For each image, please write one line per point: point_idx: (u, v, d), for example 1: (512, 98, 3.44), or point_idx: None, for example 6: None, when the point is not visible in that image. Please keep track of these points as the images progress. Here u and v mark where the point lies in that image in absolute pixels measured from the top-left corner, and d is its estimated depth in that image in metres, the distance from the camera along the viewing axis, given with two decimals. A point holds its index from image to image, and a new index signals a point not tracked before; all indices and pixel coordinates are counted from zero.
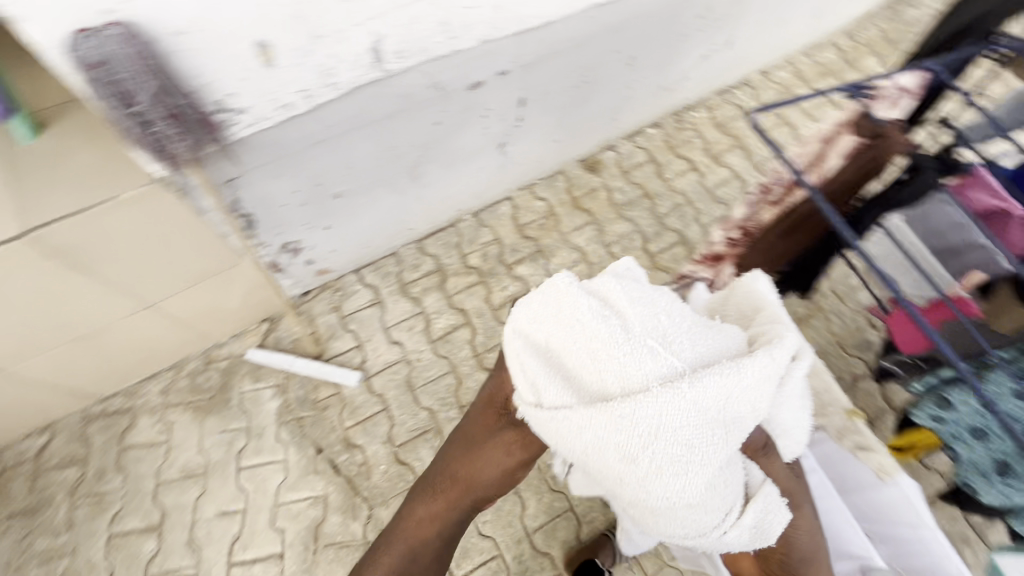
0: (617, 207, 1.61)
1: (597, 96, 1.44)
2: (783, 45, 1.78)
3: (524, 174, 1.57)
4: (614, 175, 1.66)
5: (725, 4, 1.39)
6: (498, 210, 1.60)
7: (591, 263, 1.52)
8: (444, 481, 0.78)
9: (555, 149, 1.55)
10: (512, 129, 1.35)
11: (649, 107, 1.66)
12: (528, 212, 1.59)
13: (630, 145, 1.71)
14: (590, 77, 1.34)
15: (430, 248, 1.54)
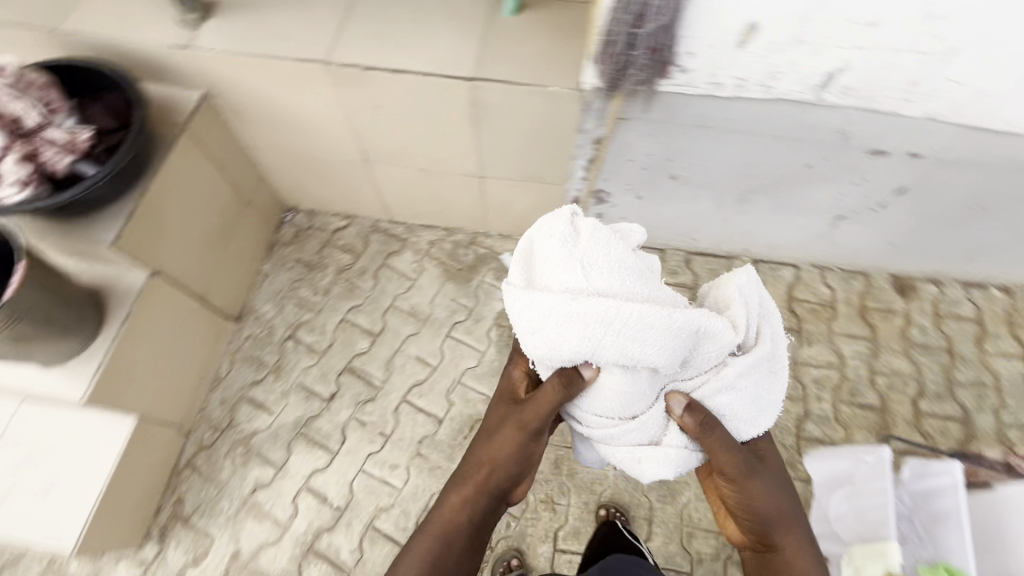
0: (906, 343, 1.41)
1: (974, 228, 1.26)
2: None
3: (836, 257, 1.46)
4: (924, 311, 1.45)
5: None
6: (779, 272, 1.52)
7: (844, 377, 1.38)
8: (460, 487, 0.94)
9: (880, 251, 1.41)
10: (863, 211, 1.26)
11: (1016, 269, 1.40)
12: (807, 291, 1.48)
13: (962, 293, 1.47)
14: (988, 207, 1.18)
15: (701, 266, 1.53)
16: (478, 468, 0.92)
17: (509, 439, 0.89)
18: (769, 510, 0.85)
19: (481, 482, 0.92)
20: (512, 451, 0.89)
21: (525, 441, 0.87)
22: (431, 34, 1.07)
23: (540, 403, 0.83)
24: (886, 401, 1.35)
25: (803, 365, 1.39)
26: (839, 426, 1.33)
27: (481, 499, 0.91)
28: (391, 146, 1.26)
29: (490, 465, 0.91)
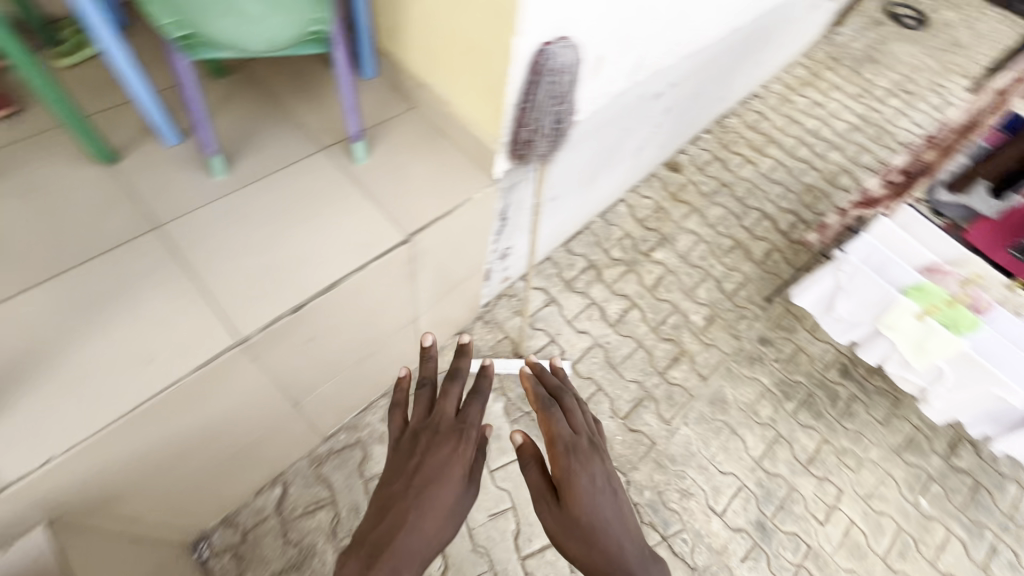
0: (675, 225, 2.37)
1: (621, 154, 2.01)
2: (708, 116, 2.65)
3: (621, 181, 2.26)
4: (644, 213, 2.38)
5: (731, 53, 2.12)
6: (586, 242, 2.26)
7: (680, 276, 2.22)
8: (395, 528, 0.88)
9: (591, 197, 2.08)
10: (575, 187, 1.84)
11: (644, 156, 2.27)
12: (603, 242, 2.27)
13: (641, 195, 2.45)
14: (627, 132, 1.87)
15: (574, 251, 2.23)
16: (399, 500, 0.92)
17: (444, 453, 0.98)
18: (598, 534, 1.03)
19: (411, 499, 0.92)
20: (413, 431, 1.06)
21: (418, 462, 0.98)
22: (275, 233, 1.12)
23: (443, 438, 1.01)
24: (686, 264, 2.26)
25: (656, 285, 2.18)
26: (707, 305, 2.17)
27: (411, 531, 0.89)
28: (296, 376, 1.21)
29: (421, 488, 0.94)
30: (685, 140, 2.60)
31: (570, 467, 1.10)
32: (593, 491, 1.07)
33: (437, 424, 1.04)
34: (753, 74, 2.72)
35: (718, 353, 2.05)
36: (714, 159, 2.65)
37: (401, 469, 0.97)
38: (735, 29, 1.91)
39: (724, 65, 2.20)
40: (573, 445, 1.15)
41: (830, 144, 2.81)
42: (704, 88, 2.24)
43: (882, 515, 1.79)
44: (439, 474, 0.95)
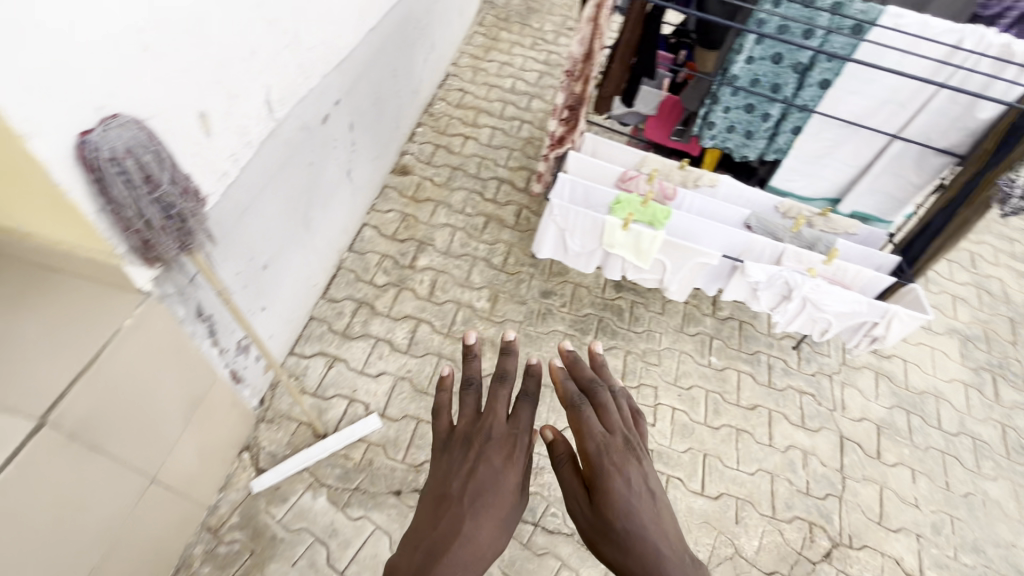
0: (427, 224, 2.36)
1: (327, 188, 1.88)
2: (412, 112, 2.66)
3: (351, 207, 2.14)
4: (393, 227, 2.32)
5: (389, 50, 2.11)
6: (345, 281, 2.12)
7: (450, 271, 2.22)
8: (445, 527, 0.94)
9: (318, 243, 1.92)
10: (284, 244, 1.66)
11: (361, 177, 2.18)
12: (364, 273, 2.15)
13: (382, 211, 2.37)
14: (316, 165, 1.74)
15: (337, 296, 2.07)
16: (454, 506, 0.98)
17: (496, 463, 1.06)
18: (626, 528, 0.99)
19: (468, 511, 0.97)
20: (470, 449, 1.11)
21: (469, 475, 1.04)
22: None
23: (492, 452, 1.08)
24: (452, 257, 2.27)
25: (432, 290, 2.15)
26: (485, 285, 2.20)
27: (460, 531, 0.94)
28: None
29: (478, 496, 0.99)
30: (401, 141, 2.58)
31: (609, 464, 1.09)
32: (631, 492, 1.04)
33: (487, 436, 1.12)
34: (435, 58, 2.79)
35: (512, 324, 2.10)
36: (437, 148, 2.68)
37: (460, 486, 1.02)
38: (372, 29, 1.88)
39: (391, 63, 2.18)
40: (605, 444, 1.13)
41: (529, 96, 3.05)
42: (385, 92, 2.21)
43: (691, 389, 2.04)
44: (494, 487, 1.02)
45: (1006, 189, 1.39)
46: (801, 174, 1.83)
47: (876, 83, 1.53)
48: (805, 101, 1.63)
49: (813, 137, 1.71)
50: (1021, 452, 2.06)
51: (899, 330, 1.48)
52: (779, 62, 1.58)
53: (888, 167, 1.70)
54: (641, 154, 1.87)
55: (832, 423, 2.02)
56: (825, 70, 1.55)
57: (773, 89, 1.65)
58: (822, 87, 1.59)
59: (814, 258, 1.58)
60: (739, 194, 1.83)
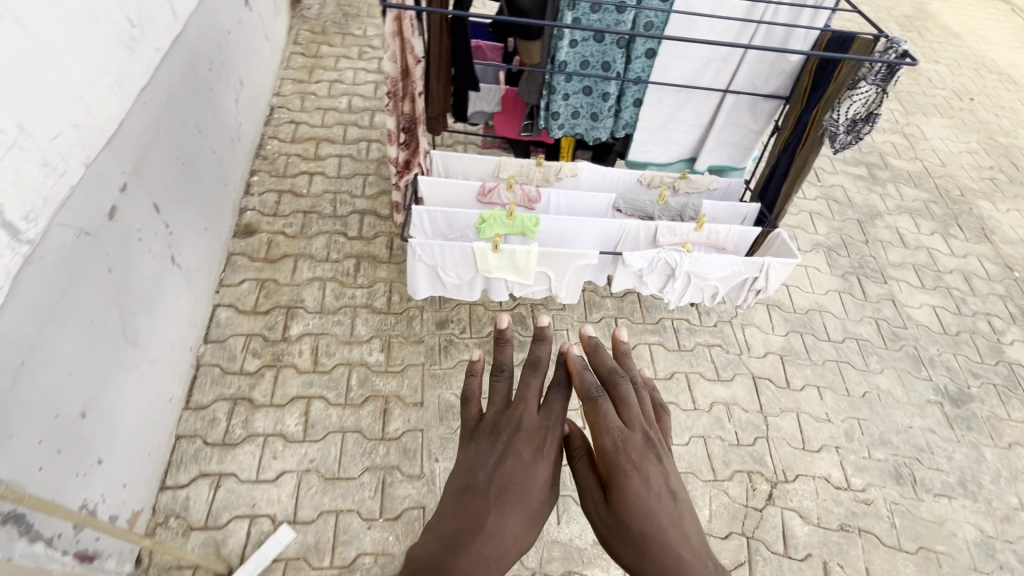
0: (291, 285, 2.09)
1: (149, 288, 1.56)
2: (240, 162, 2.33)
3: (191, 295, 1.82)
4: (253, 299, 2.02)
5: (178, 103, 1.77)
6: (210, 379, 1.81)
7: (331, 331, 1.98)
8: (458, 526, 0.72)
9: (159, 352, 1.60)
10: (104, 376, 1.34)
11: (194, 258, 1.86)
12: (230, 363, 1.85)
13: (234, 284, 2.06)
14: (119, 269, 1.42)
15: (203, 402, 1.75)
16: (474, 501, 0.76)
17: (525, 454, 0.84)
18: (642, 538, 0.74)
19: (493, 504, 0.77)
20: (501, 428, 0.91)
21: (496, 464, 0.83)
22: None
23: (529, 439, 0.87)
24: (329, 314, 2.02)
25: (315, 359, 1.91)
26: (374, 335, 2.00)
27: (476, 530, 0.72)
28: None
29: (503, 489, 0.78)
30: (235, 198, 2.24)
31: (627, 455, 0.84)
32: (649, 493, 0.79)
33: (517, 424, 0.90)
34: (249, 94, 2.45)
35: (414, 369, 1.93)
36: (281, 195, 2.38)
37: (485, 478, 0.81)
38: (143, 88, 1.55)
39: (190, 118, 1.85)
40: (624, 441, 0.85)
41: (369, 111, 2.81)
42: (193, 152, 1.88)
43: None
44: (524, 481, 0.81)
45: (833, 132, 1.35)
46: (653, 142, 1.81)
47: (696, 43, 1.52)
48: (636, 73, 1.60)
49: (653, 108, 1.69)
50: (896, 339, 2.28)
51: (777, 278, 1.52)
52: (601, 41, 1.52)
53: (727, 121, 1.73)
54: (496, 159, 1.76)
55: (742, 367, 2.09)
56: (646, 40, 1.51)
57: (604, 67, 1.59)
58: (648, 57, 1.56)
59: (687, 226, 1.58)
60: (602, 177, 1.79)
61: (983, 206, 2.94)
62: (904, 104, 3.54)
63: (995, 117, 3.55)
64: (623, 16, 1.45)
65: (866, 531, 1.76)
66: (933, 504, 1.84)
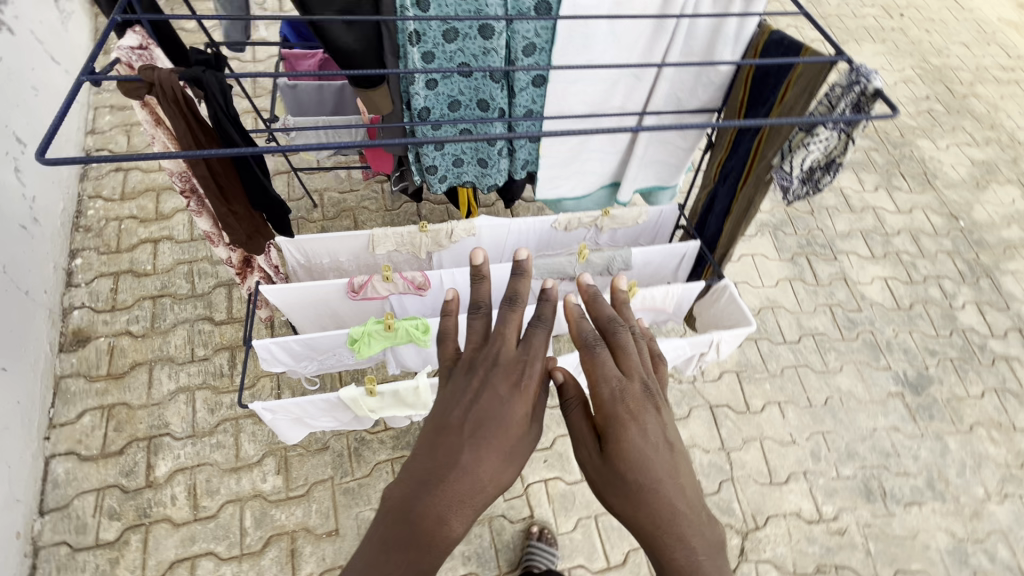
0: (149, 404, 1.66)
1: None
2: (48, 247, 1.78)
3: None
4: (99, 436, 1.59)
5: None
6: (54, 566, 1.41)
7: (209, 459, 1.60)
8: (417, 477, 0.51)
9: None
10: None
11: None
12: (80, 535, 1.46)
13: (72, 420, 1.61)
14: None
15: None
16: (437, 441, 0.54)
17: (500, 390, 0.59)
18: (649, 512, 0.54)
19: (464, 443, 0.54)
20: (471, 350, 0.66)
21: (471, 393, 0.59)
22: None
23: (507, 367, 0.61)
24: (203, 436, 1.63)
25: (192, 502, 1.53)
26: (266, 452, 1.63)
27: (437, 474, 0.51)
28: None
29: (479, 424, 0.55)
30: (49, 301, 1.72)
31: (626, 407, 0.59)
32: (652, 448, 0.56)
33: (493, 356, 0.63)
34: (42, 149, 1.86)
35: (321, 488, 1.59)
36: (119, 278, 1.87)
37: (453, 413, 0.57)
38: None
39: None
40: (620, 388, 0.61)
41: None
42: None
43: (556, 443, 1.74)
44: (503, 416, 0.57)
45: (784, 182, 0.99)
46: (564, 175, 1.44)
47: (595, 62, 1.13)
48: (526, 107, 1.19)
49: (556, 143, 1.31)
50: (852, 326, 2.10)
51: (729, 349, 1.24)
52: (469, 74, 1.10)
53: (651, 143, 1.37)
54: (368, 233, 1.36)
55: (697, 398, 1.88)
56: (530, 65, 1.10)
57: (482, 105, 1.18)
58: (539, 84, 1.15)
59: None
60: (508, 229, 1.44)
61: (924, 145, 2.74)
62: (835, 31, 3.21)
63: (926, 33, 3.30)
64: (490, 42, 1.04)
65: (842, 567, 1.64)
66: (905, 517, 1.74)
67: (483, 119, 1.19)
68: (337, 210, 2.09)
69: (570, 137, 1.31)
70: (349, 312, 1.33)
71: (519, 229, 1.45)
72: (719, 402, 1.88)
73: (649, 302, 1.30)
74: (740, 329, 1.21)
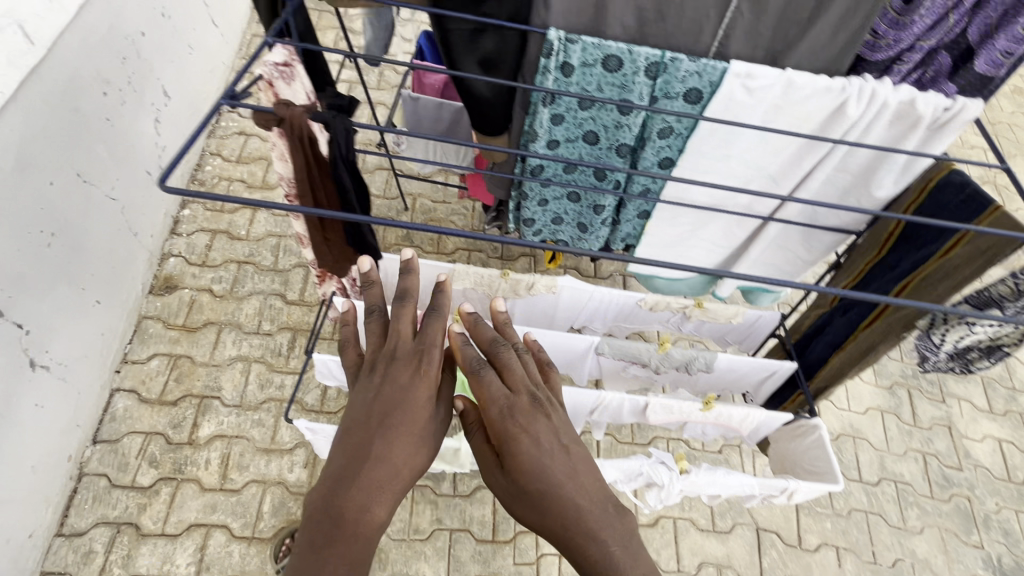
0: (210, 364, 1.74)
1: None
2: (163, 195, 1.91)
3: (70, 395, 1.48)
4: (160, 382, 1.69)
5: (39, 158, 1.34)
6: (91, 495, 1.50)
7: (247, 434, 1.64)
8: (338, 477, 0.60)
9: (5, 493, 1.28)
10: None
11: (77, 346, 1.51)
12: (120, 472, 1.54)
13: (142, 360, 1.72)
14: None
15: (80, 527, 1.46)
16: (352, 440, 0.64)
17: (402, 378, 0.68)
18: (552, 510, 0.63)
19: (376, 434, 0.64)
20: (372, 345, 0.73)
21: (374, 392, 0.68)
22: None
23: (406, 362, 0.69)
24: (248, 409, 1.68)
25: (222, 472, 1.58)
26: (300, 442, 1.65)
27: (349, 476, 0.61)
28: None
29: (387, 415, 0.65)
30: (152, 245, 1.85)
31: (506, 426, 0.65)
32: (542, 456, 0.65)
33: (392, 349, 0.71)
34: (182, 103, 2.00)
35: None
36: (215, 236, 1.98)
37: (360, 409, 0.66)
38: None
39: (68, 171, 1.44)
40: (510, 404, 0.67)
41: None
42: (73, 216, 1.47)
43: None
44: (408, 409, 0.66)
45: (927, 352, 0.88)
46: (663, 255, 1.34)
47: (733, 157, 1.03)
48: (643, 184, 1.12)
49: (664, 224, 1.22)
50: (946, 485, 1.83)
51: (804, 499, 1.09)
52: (595, 141, 1.03)
53: (769, 248, 1.24)
54: (449, 266, 1.34)
55: (745, 516, 1.70)
56: (662, 146, 1.02)
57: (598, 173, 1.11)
58: (665, 166, 1.06)
59: (689, 405, 1.16)
60: (589, 295, 1.37)
61: None
62: (1003, 141, 2.84)
63: None
64: (626, 118, 0.97)
65: None
66: None
67: (595, 185, 1.13)
68: (425, 218, 2.10)
69: (682, 221, 1.21)
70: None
71: (601, 298, 1.37)
72: (769, 527, 1.69)
73: (726, 418, 1.18)
74: (825, 484, 1.06)
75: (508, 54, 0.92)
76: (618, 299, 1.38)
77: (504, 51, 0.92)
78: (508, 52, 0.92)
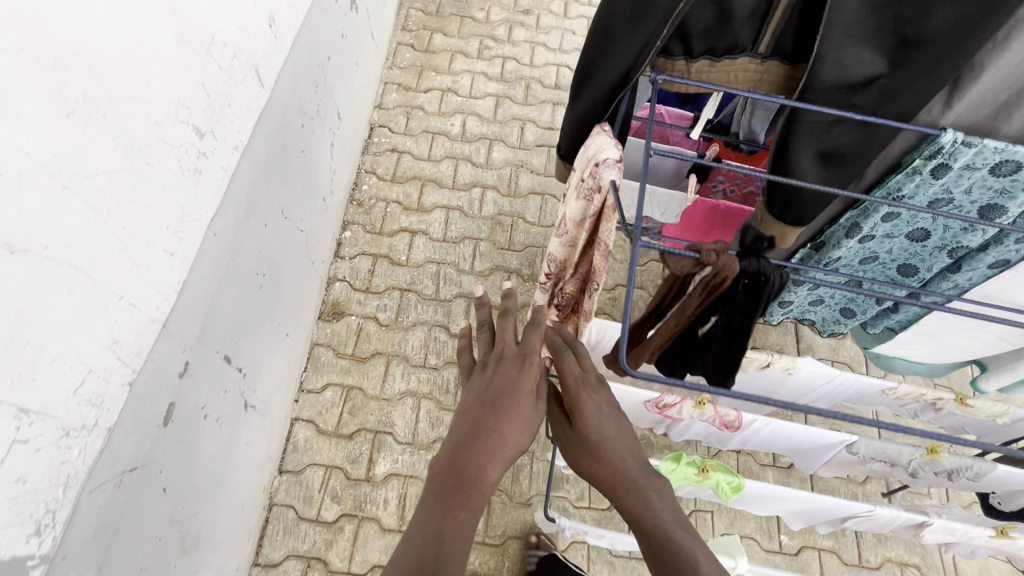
0: (381, 397, 1.73)
1: (215, 468, 1.24)
2: (332, 218, 1.90)
3: (266, 430, 1.50)
4: (336, 414, 1.70)
5: (260, 201, 1.33)
6: (282, 526, 1.54)
7: (422, 474, 1.63)
8: (456, 450, 0.69)
9: (225, 533, 1.32)
10: None
11: (273, 381, 1.52)
12: (306, 504, 1.57)
13: (317, 389, 1.73)
14: (178, 482, 1.09)
15: (274, 558, 1.50)
16: (463, 419, 0.72)
17: (511, 369, 0.76)
18: (615, 474, 0.71)
19: (490, 413, 0.72)
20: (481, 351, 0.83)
21: (477, 383, 0.77)
22: None
23: (502, 356, 0.78)
24: (420, 447, 1.67)
25: (401, 512, 1.58)
26: None
27: (462, 444, 0.69)
28: None
29: (501, 401, 0.73)
30: (323, 270, 1.85)
31: (588, 397, 0.75)
32: (606, 420, 0.74)
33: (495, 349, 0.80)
34: (348, 124, 1.98)
35: (516, 544, 1.56)
36: (377, 261, 1.96)
37: (469, 399, 0.75)
38: (213, 220, 1.11)
39: (275, 210, 1.43)
40: (583, 378, 0.77)
41: (486, 141, 2.26)
42: (276, 254, 1.46)
43: None
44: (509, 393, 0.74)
45: None
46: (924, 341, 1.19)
47: None
48: (953, 284, 0.97)
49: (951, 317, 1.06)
50: None
51: None
52: (921, 238, 0.90)
53: None
54: None
55: None
56: (1009, 251, 0.87)
57: (901, 267, 0.98)
58: (995, 268, 0.91)
59: (978, 531, 1.01)
60: (826, 377, 1.24)
61: None
62: None
63: None
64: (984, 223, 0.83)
65: None
66: None
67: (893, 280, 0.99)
68: None
69: (974, 318, 1.06)
70: (632, 415, 1.22)
71: (839, 381, 1.24)
72: None
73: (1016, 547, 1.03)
74: None
75: (860, 149, 0.79)
76: (858, 383, 1.24)
77: (858, 145, 0.79)
78: (862, 148, 0.79)
